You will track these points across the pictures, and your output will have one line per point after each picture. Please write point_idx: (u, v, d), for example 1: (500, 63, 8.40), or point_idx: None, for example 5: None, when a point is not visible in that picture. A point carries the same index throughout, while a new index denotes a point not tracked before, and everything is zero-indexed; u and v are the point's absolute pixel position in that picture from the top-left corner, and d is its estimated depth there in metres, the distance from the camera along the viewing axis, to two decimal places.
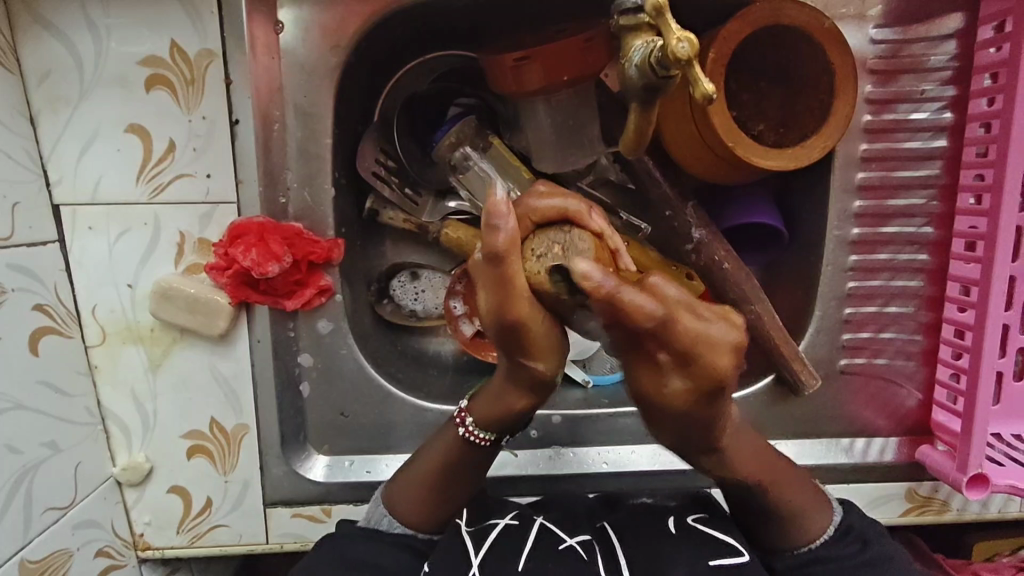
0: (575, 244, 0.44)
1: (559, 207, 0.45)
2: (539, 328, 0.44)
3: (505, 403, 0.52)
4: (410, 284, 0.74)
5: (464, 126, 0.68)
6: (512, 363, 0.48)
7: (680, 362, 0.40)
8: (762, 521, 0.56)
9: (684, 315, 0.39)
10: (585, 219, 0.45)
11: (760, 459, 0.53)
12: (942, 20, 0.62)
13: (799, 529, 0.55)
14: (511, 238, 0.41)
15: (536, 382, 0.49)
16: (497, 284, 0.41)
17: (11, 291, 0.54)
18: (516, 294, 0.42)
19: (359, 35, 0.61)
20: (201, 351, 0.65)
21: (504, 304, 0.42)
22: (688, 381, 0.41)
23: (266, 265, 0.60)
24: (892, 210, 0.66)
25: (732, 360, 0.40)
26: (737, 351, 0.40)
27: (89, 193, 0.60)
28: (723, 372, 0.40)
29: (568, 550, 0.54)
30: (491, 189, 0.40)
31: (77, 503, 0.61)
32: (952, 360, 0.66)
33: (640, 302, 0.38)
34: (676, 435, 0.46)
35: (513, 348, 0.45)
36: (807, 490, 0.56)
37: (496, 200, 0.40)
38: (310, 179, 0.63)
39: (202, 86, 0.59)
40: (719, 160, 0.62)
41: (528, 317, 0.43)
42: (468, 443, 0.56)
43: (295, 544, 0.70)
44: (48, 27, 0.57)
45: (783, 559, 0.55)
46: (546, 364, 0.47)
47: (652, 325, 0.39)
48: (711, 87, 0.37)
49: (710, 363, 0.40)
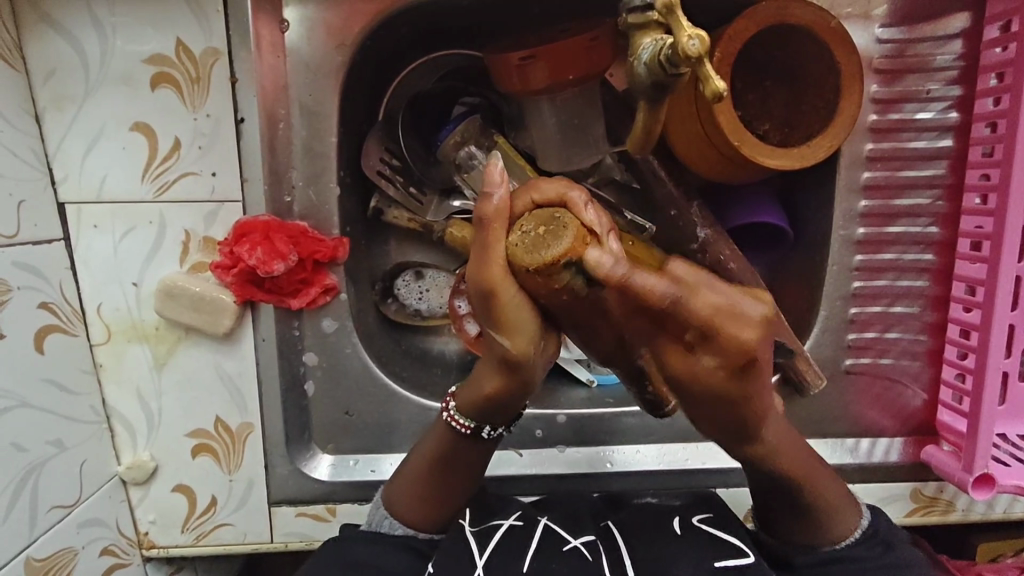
0: (558, 227, 0.43)
1: (558, 193, 0.44)
2: (509, 300, 0.44)
3: (481, 385, 0.52)
4: (414, 284, 0.74)
5: (468, 126, 0.68)
6: (488, 338, 0.48)
7: (706, 338, 0.43)
8: (791, 517, 0.55)
9: (706, 295, 0.43)
10: (580, 210, 0.43)
11: (801, 450, 0.54)
12: (948, 19, 0.62)
13: (826, 527, 0.54)
14: (496, 205, 0.43)
15: (509, 364, 0.48)
16: (477, 245, 0.44)
17: (16, 289, 0.54)
18: (490, 259, 0.43)
19: (364, 33, 0.61)
20: (205, 349, 0.64)
21: (475, 265, 0.44)
22: (717, 357, 0.44)
23: (271, 263, 0.60)
24: (897, 210, 0.65)
25: (757, 333, 0.44)
26: (762, 324, 0.44)
27: (94, 192, 0.60)
28: (749, 344, 0.43)
29: (571, 551, 0.54)
30: (489, 159, 0.44)
31: (83, 501, 0.61)
32: (957, 360, 0.66)
33: (654, 283, 0.42)
34: (714, 420, 0.48)
35: (486, 319, 0.46)
36: (841, 490, 0.55)
37: (491, 169, 0.44)
38: (316, 177, 0.63)
39: (207, 85, 0.59)
40: (725, 159, 0.62)
41: (498, 281, 0.44)
42: (451, 430, 0.56)
43: (299, 543, 0.70)
44: (54, 26, 0.57)
45: (806, 556, 0.54)
46: (516, 343, 0.46)
47: (666, 305, 0.42)
48: (721, 84, 0.37)
49: (735, 336, 0.43)
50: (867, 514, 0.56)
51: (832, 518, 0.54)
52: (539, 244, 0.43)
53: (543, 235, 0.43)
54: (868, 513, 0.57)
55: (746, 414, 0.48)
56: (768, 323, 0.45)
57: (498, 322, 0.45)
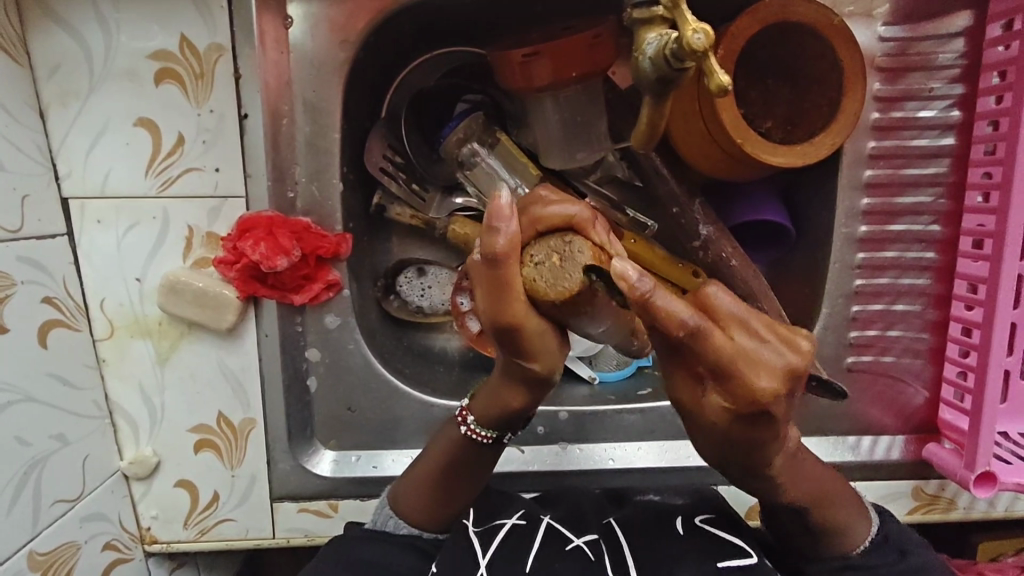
0: (573, 254, 0.43)
1: (565, 216, 0.43)
2: (535, 330, 0.44)
3: (502, 399, 0.51)
4: (416, 280, 0.74)
5: (472, 122, 0.68)
6: (507, 360, 0.47)
7: (719, 378, 0.39)
8: (805, 534, 0.54)
9: (732, 330, 0.39)
10: (589, 230, 0.44)
11: (814, 479, 0.52)
12: (950, 17, 0.62)
13: (832, 537, 0.54)
14: (507, 242, 0.41)
15: (532, 380, 0.48)
16: (493, 286, 0.42)
17: (20, 284, 0.55)
18: (511, 297, 0.42)
19: (368, 31, 0.62)
20: (209, 345, 0.65)
21: (496, 304, 0.42)
22: (728, 400, 0.39)
23: (275, 259, 0.61)
24: (900, 208, 0.66)
25: (779, 384, 0.39)
26: (788, 377, 0.39)
27: (98, 187, 0.60)
28: (765, 394, 0.39)
29: (574, 550, 0.54)
30: (496, 193, 0.41)
31: (86, 495, 0.62)
32: (959, 358, 0.66)
33: (675, 308, 0.38)
34: (723, 454, 0.44)
35: (509, 347, 0.45)
36: (851, 502, 0.54)
37: (500, 204, 0.41)
38: (319, 173, 0.63)
39: (211, 80, 0.59)
40: (729, 159, 0.62)
41: (523, 318, 0.42)
42: (471, 441, 0.55)
43: (302, 538, 0.70)
44: (58, 21, 0.57)
45: (817, 564, 0.54)
46: (543, 363, 0.46)
47: (683, 335, 0.38)
48: (726, 79, 0.38)
49: (751, 383, 0.39)
50: (876, 520, 0.56)
51: (844, 532, 0.54)
52: (558, 275, 0.42)
53: (560, 264, 0.42)
54: (878, 517, 0.57)
55: (761, 449, 0.43)
56: (802, 374, 0.40)
57: (525, 348, 0.44)
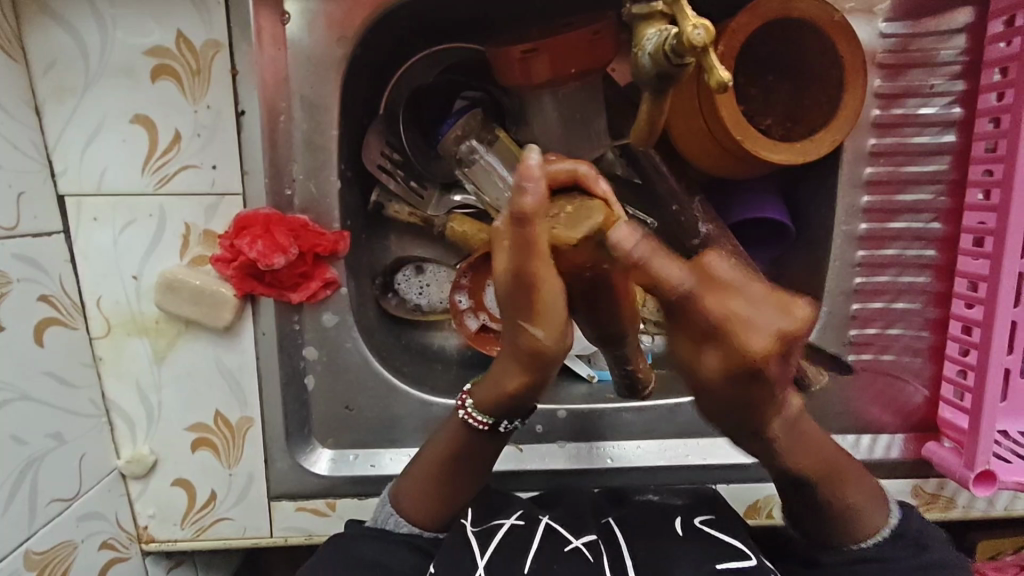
0: (586, 205, 0.45)
1: (569, 170, 0.46)
2: (551, 294, 0.44)
3: (502, 381, 0.51)
4: (414, 278, 0.75)
5: (470, 119, 0.67)
6: (512, 335, 0.47)
7: (715, 338, 0.41)
8: (818, 519, 0.54)
9: (725, 295, 0.41)
10: (593, 183, 0.46)
11: (820, 451, 0.52)
12: (952, 14, 0.62)
13: (846, 524, 0.54)
14: (537, 203, 0.41)
15: (534, 359, 0.47)
16: (520, 244, 0.42)
17: (16, 281, 0.54)
18: (532, 256, 0.42)
19: (366, 27, 0.61)
20: (205, 342, 0.64)
21: (520, 262, 0.42)
22: (724, 359, 0.41)
23: (272, 256, 0.60)
24: (900, 205, 0.65)
25: (773, 346, 0.41)
26: (781, 341, 0.41)
27: (93, 184, 0.60)
28: (758, 355, 0.41)
29: (574, 552, 0.53)
30: (525, 152, 0.41)
31: (82, 495, 0.61)
32: (958, 356, 0.66)
33: (671, 273, 0.41)
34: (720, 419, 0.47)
35: (516, 309, 0.45)
36: (868, 491, 0.54)
37: (528, 164, 0.40)
38: (316, 171, 0.63)
39: (208, 76, 0.59)
40: (724, 151, 0.61)
41: (543, 278, 0.43)
42: (468, 427, 0.56)
43: (299, 537, 0.70)
44: (53, 17, 0.57)
45: (832, 554, 0.54)
46: (549, 335, 0.46)
47: (677, 296, 0.41)
48: (726, 75, 0.38)
49: (743, 344, 0.40)
50: (898, 513, 0.56)
51: (860, 517, 0.54)
52: (575, 220, 0.43)
53: (575, 214, 0.44)
54: (901, 512, 0.56)
55: (760, 411, 0.45)
56: (796, 338, 0.42)
57: (533, 315, 0.44)
